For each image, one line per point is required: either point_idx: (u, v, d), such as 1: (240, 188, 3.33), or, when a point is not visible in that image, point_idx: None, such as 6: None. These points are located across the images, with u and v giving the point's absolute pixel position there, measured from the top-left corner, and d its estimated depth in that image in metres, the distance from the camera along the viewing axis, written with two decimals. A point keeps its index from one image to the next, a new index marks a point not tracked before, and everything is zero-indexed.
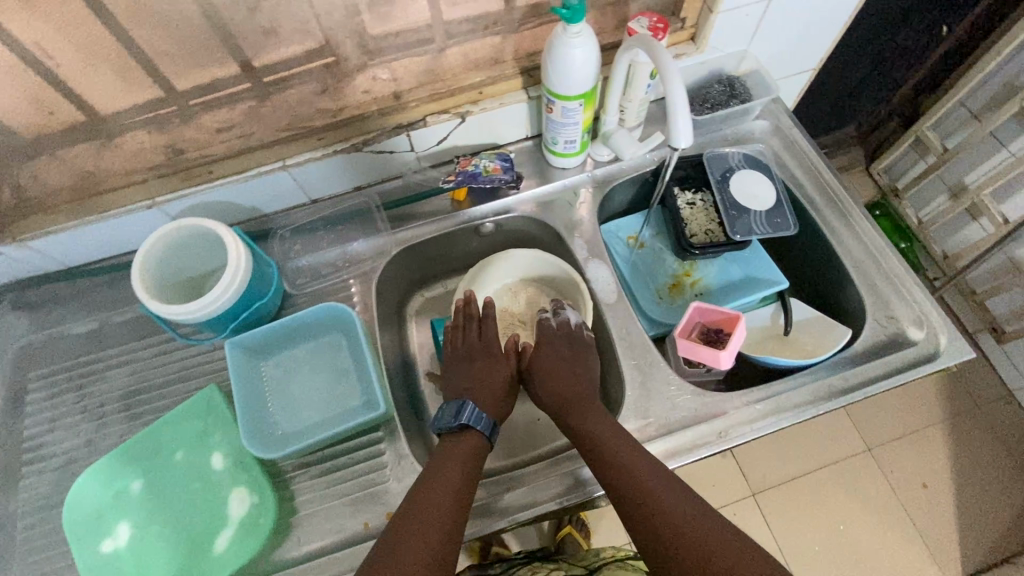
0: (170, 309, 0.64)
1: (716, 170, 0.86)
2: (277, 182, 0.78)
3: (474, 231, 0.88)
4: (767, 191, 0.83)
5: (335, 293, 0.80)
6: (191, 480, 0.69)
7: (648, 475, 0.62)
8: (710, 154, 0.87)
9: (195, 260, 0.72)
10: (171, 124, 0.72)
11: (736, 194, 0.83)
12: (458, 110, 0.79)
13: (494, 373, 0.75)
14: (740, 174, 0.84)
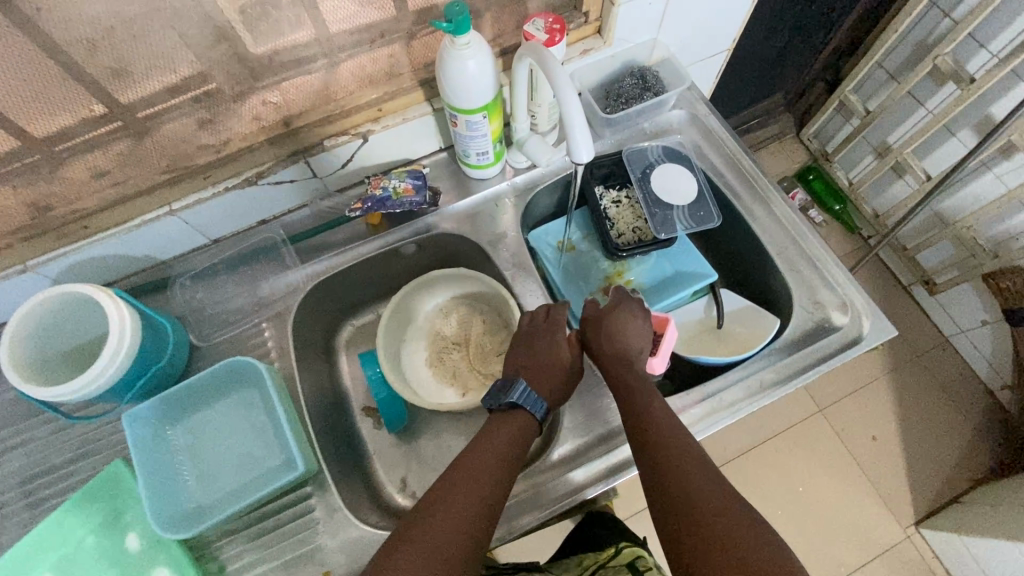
0: (49, 392, 0.58)
1: (637, 167, 0.84)
2: (166, 228, 0.72)
3: (394, 255, 0.83)
4: (686, 185, 0.82)
5: (249, 340, 0.75)
6: (109, 566, 0.64)
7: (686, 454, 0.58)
8: (629, 150, 0.85)
9: (76, 328, 0.65)
10: (33, 178, 0.62)
11: (657, 191, 0.82)
12: (357, 130, 0.74)
13: (556, 355, 0.71)
14: (660, 169, 0.83)
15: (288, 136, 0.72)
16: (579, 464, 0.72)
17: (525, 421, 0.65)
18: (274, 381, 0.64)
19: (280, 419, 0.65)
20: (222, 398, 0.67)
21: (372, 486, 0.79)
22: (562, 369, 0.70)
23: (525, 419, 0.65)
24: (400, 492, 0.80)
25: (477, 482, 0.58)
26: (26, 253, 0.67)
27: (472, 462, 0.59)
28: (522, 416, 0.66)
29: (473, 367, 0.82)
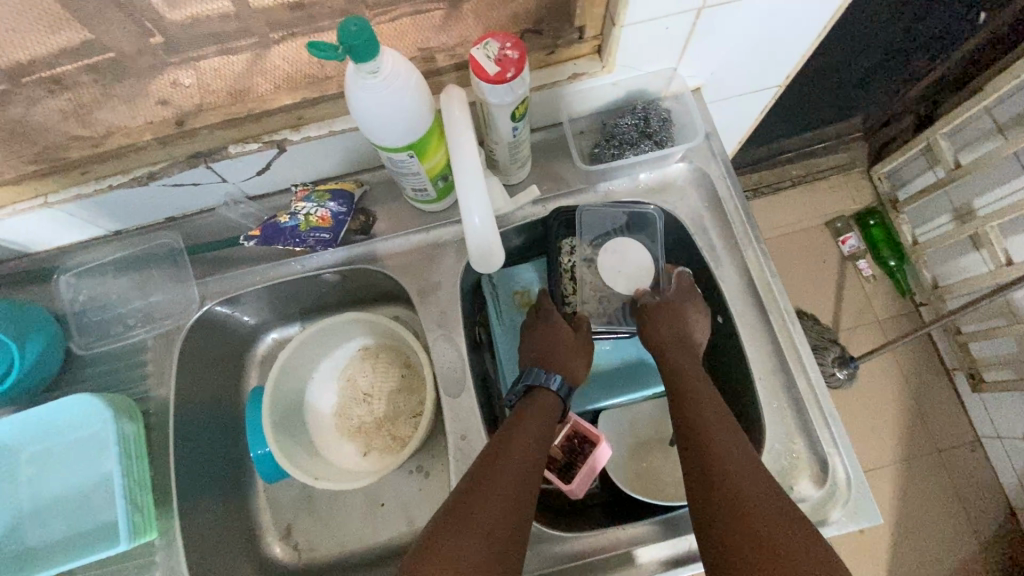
0: None
1: (594, 233, 0.70)
2: (45, 220, 0.62)
3: (315, 281, 0.71)
4: (642, 273, 0.68)
5: (128, 356, 0.67)
6: None
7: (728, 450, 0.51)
8: (587, 210, 0.68)
9: None
10: None
11: (606, 274, 0.69)
12: (270, 138, 0.61)
13: (561, 340, 0.65)
14: (614, 244, 0.68)
15: (181, 137, 0.59)
16: (658, 542, 0.57)
17: (554, 402, 0.61)
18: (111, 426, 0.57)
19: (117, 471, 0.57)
20: (58, 433, 0.59)
21: (249, 530, 0.72)
22: (572, 343, 0.65)
23: (547, 398, 0.61)
24: (281, 540, 0.73)
25: (526, 449, 0.54)
26: None
27: (518, 434, 0.55)
28: (551, 399, 0.61)
29: (381, 424, 0.72)
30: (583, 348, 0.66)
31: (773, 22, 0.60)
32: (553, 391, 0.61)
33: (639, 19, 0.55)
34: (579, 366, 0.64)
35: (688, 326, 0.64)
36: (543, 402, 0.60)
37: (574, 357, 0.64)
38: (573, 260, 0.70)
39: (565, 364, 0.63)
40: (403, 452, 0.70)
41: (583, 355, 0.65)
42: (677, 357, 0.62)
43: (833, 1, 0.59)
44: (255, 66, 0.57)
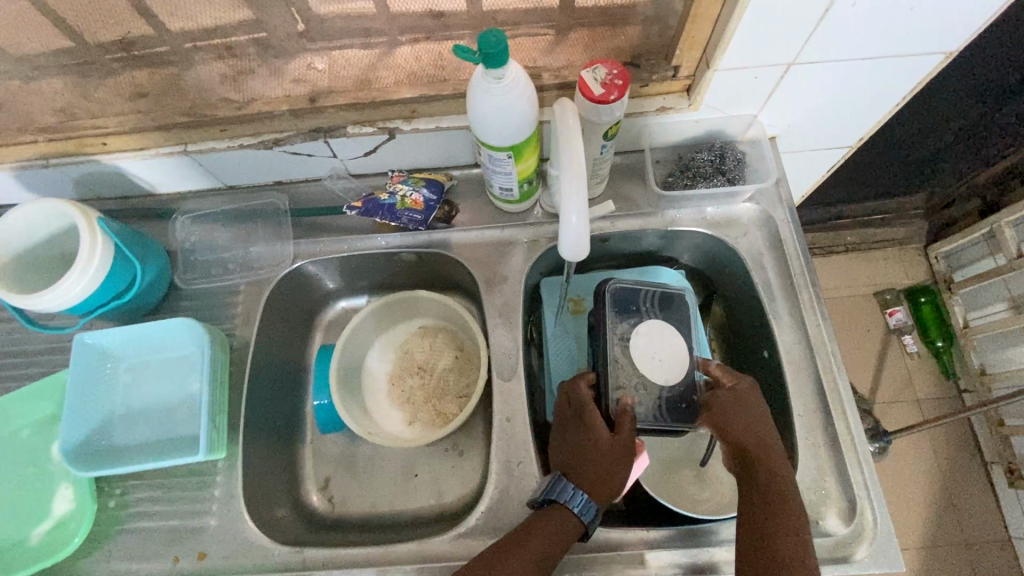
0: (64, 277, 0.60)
1: (623, 314, 0.66)
2: (182, 165, 0.72)
3: (392, 259, 0.78)
4: (678, 360, 0.64)
5: (223, 296, 0.74)
6: (27, 466, 0.67)
7: (785, 534, 0.52)
8: (618, 286, 0.67)
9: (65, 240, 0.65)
10: (89, 79, 0.67)
11: (637, 359, 0.64)
12: (385, 125, 0.69)
13: (603, 445, 0.59)
14: (646, 325, 0.65)
15: (310, 112, 0.67)
16: (678, 547, 0.60)
17: (573, 525, 0.57)
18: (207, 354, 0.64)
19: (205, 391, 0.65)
20: (161, 350, 0.67)
21: (293, 475, 0.77)
22: (613, 451, 0.58)
23: (564, 517, 0.57)
24: (319, 490, 0.78)
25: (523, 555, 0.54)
26: (48, 151, 0.69)
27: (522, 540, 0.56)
28: (569, 520, 0.57)
29: (428, 399, 0.77)
30: (627, 457, 0.59)
31: (856, 86, 0.65)
32: (574, 513, 0.57)
33: (733, 64, 0.61)
34: (615, 479, 0.58)
35: (756, 423, 0.60)
36: (561, 523, 0.56)
37: (610, 470, 0.58)
38: (611, 340, 0.65)
39: (596, 480, 0.58)
40: (445, 427, 0.74)
41: (626, 464, 0.58)
42: (768, 461, 0.57)
43: (917, 74, 0.64)
44: (381, 61, 0.67)
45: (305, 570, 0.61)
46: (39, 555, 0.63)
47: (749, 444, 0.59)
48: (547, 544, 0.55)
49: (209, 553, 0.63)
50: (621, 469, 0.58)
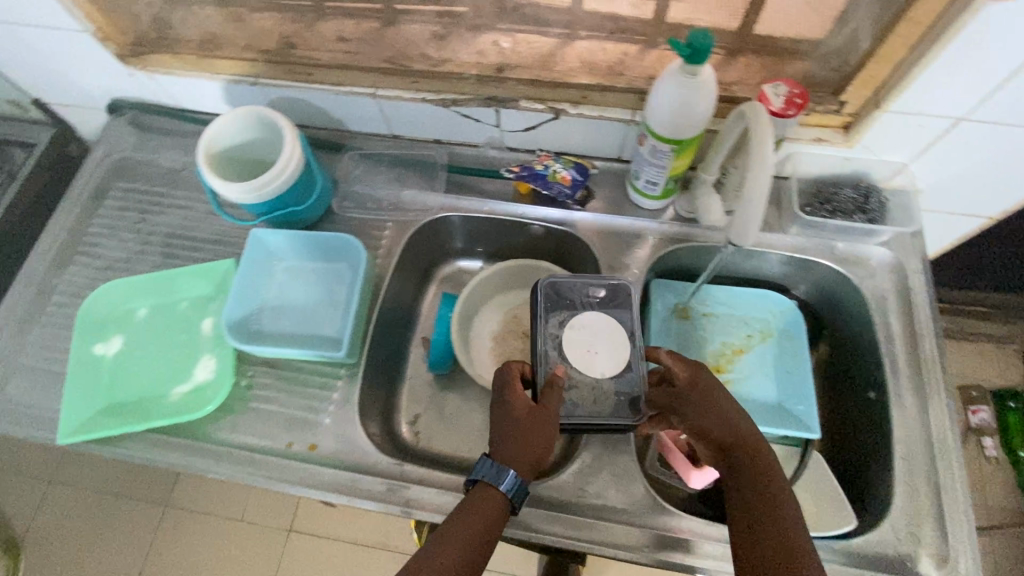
0: (268, 177, 0.69)
1: (558, 306, 0.67)
2: (364, 105, 0.80)
3: (522, 229, 0.84)
4: (616, 351, 0.65)
5: (371, 228, 0.83)
6: (178, 333, 0.76)
7: (784, 521, 0.54)
8: (551, 282, 0.68)
9: (261, 146, 0.74)
10: (308, 18, 0.79)
11: (570, 353, 0.65)
12: (554, 105, 0.74)
13: (534, 426, 0.60)
14: (581, 319, 0.66)
15: (495, 80, 0.75)
16: None
17: (500, 500, 0.58)
18: (363, 270, 0.72)
19: (352, 302, 0.73)
20: (320, 259, 0.76)
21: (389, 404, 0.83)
22: (543, 431, 0.60)
23: (490, 494, 0.58)
24: (407, 424, 0.83)
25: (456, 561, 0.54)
26: (262, 72, 0.78)
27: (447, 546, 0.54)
28: (494, 496, 0.58)
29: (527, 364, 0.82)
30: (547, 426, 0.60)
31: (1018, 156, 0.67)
32: (497, 489, 0.58)
33: (906, 109, 0.64)
34: (539, 446, 0.60)
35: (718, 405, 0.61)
36: (486, 499, 0.58)
37: (535, 436, 0.60)
38: (546, 340, 0.65)
39: (523, 450, 0.60)
40: None
41: (545, 432, 0.60)
42: (752, 457, 0.58)
43: None
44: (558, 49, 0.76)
45: (405, 482, 0.67)
46: (176, 411, 0.70)
47: (721, 436, 0.60)
48: (480, 526, 0.56)
49: (320, 445, 0.69)
50: (546, 437, 0.60)
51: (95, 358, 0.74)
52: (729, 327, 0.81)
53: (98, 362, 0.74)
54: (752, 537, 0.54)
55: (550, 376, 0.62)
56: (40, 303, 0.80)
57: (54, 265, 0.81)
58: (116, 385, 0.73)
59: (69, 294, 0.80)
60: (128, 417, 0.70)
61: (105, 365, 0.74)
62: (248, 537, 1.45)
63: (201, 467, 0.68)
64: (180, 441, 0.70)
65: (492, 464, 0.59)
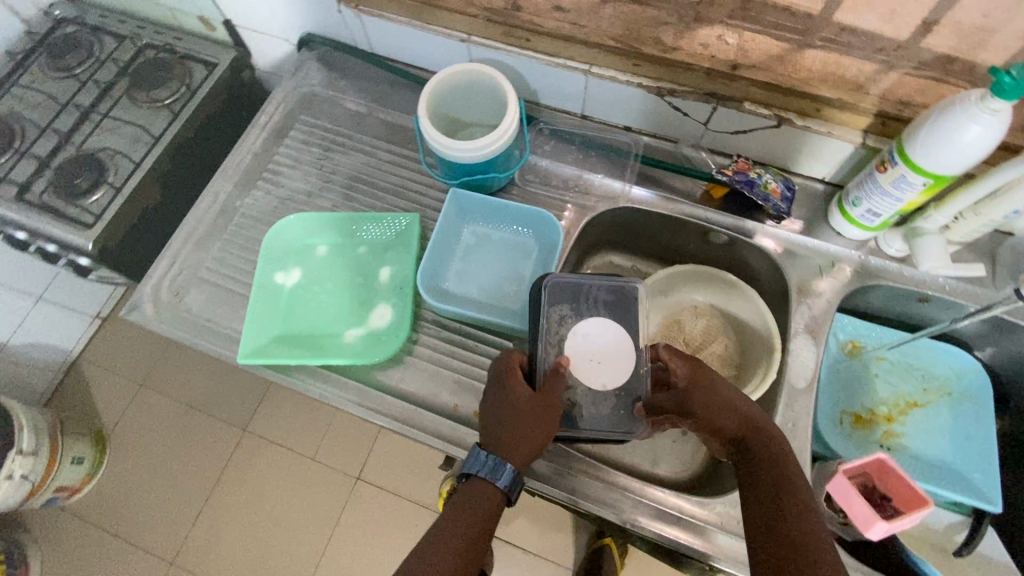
0: (474, 143, 0.70)
1: (563, 306, 0.66)
2: (571, 80, 0.78)
3: (702, 235, 0.81)
4: (618, 357, 0.64)
5: (552, 206, 0.81)
6: (356, 276, 0.77)
7: (796, 501, 0.52)
8: (554, 280, 0.66)
9: (480, 101, 0.76)
10: None
11: (574, 356, 0.64)
12: (780, 112, 0.72)
13: (535, 429, 0.58)
14: (585, 323, 0.65)
15: (725, 77, 0.71)
16: None
17: (496, 494, 0.57)
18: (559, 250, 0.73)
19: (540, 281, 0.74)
20: (508, 231, 0.79)
21: None
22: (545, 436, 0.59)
23: (485, 487, 0.57)
24: None
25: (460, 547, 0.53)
26: (477, 30, 0.78)
27: (445, 546, 0.53)
28: (489, 488, 0.57)
29: None
30: (543, 419, 0.59)
31: None
32: (495, 484, 0.57)
33: None
34: (539, 438, 0.58)
35: (730, 400, 0.59)
36: (484, 492, 0.56)
37: (533, 430, 0.58)
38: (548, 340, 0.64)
39: (517, 443, 0.58)
40: None
41: (544, 424, 0.59)
42: (759, 441, 0.57)
43: None
44: (788, 56, 0.68)
45: None
46: (350, 352, 0.71)
47: (731, 427, 0.58)
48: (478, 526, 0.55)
49: None
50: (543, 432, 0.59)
51: (275, 286, 0.75)
52: (903, 378, 0.77)
53: (277, 289, 0.75)
54: (759, 517, 0.53)
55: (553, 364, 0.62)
56: (222, 221, 0.81)
57: (240, 186, 0.83)
58: (290, 315, 0.74)
59: (250, 217, 0.81)
60: (303, 349, 0.71)
61: (282, 293, 0.75)
62: (316, 478, 1.47)
63: (367, 412, 0.68)
64: (350, 382, 0.70)
65: (488, 458, 0.57)
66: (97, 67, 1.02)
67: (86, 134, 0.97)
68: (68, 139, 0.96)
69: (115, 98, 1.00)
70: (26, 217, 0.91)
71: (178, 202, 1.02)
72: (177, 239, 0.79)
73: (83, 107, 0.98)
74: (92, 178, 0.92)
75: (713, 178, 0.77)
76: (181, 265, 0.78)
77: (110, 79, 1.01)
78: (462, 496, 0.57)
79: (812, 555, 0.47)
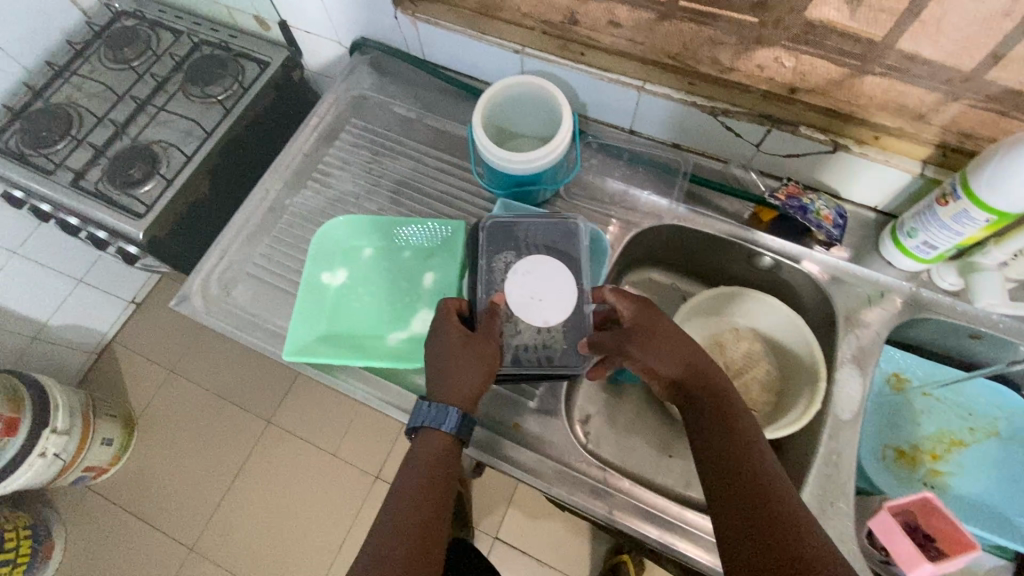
0: (527, 156, 0.70)
1: (504, 250, 0.69)
2: (623, 96, 0.79)
3: (748, 257, 0.80)
4: (555, 293, 0.66)
5: (596, 220, 0.81)
6: (400, 280, 0.77)
7: (745, 444, 0.55)
8: (493, 224, 0.70)
9: (534, 111, 0.76)
10: None
11: (513, 296, 0.66)
12: (835, 138, 0.71)
13: (470, 366, 0.61)
14: (523, 265, 0.67)
15: (782, 100, 0.70)
16: None
17: (444, 437, 0.59)
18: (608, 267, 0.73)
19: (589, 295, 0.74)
20: None
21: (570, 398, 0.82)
22: (484, 371, 0.61)
23: (435, 435, 0.59)
24: (579, 422, 0.79)
25: (420, 491, 0.57)
26: (532, 42, 0.78)
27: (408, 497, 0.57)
28: (436, 434, 0.59)
29: None
30: (479, 356, 0.61)
31: None
32: (439, 429, 0.59)
33: None
34: (477, 376, 0.61)
35: (672, 339, 0.61)
36: (435, 439, 0.59)
37: (472, 367, 0.61)
38: (488, 280, 0.67)
39: (456, 382, 0.61)
40: None
41: (480, 358, 0.61)
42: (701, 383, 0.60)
43: None
44: (846, 81, 0.68)
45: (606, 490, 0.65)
46: (393, 355, 0.72)
47: (676, 372, 0.60)
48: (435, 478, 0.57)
49: (524, 425, 0.71)
50: (482, 370, 0.61)
51: (321, 285, 0.76)
52: (951, 415, 0.75)
53: (322, 289, 0.76)
54: (710, 462, 0.56)
55: (489, 303, 0.65)
56: (271, 219, 0.82)
57: (290, 185, 0.85)
58: (335, 315, 0.75)
59: (299, 217, 0.83)
60: (346, 350, 0.72)
61: (328, 293, 0.76)
62: (336, 474, 1.48)
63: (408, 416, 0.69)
64: (392, 385, 0.71)
65: (430, 407, 0.59)
66: (153, 61, 1.05)
67: (141, 126, 1.00)
68: (123, 129, 0.99)
69: (170, 92, 1.03)
70: (81, 204, 0.93)
71: (226, 196, 1.05)
72: (227, 234, 0.81)
73: (139, 99, 1.01)
74: (145, 169, 0.95)
75: (763, 202, 0.77)
76: (230, 260, 0.80)
77: (167, 73, 1.03)
78: (416, 446, 0.60)
79: (760, 493, 0.51)
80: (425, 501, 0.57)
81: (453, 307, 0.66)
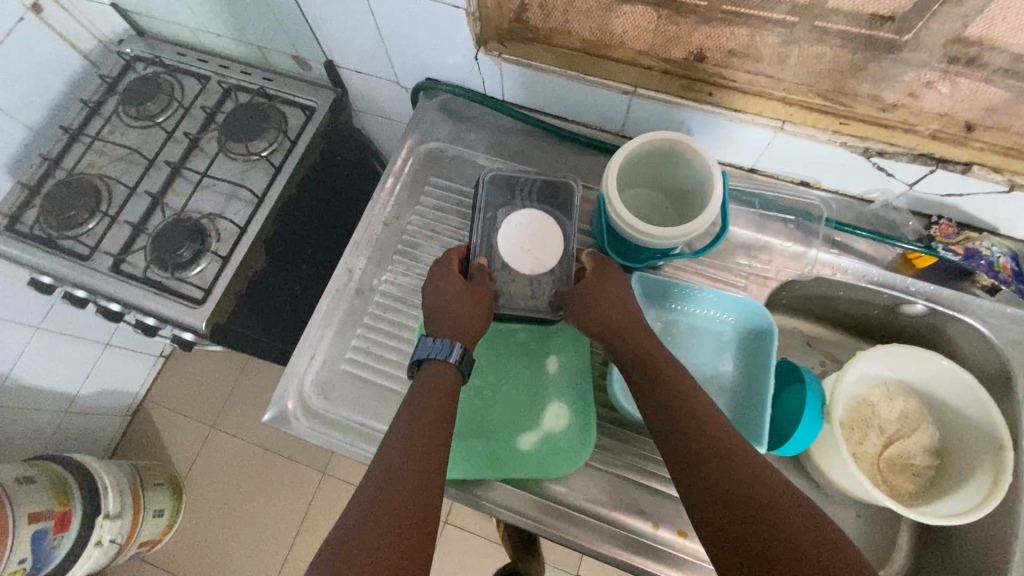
0: (668, 232, 0.61)
1: (501, 201, 0.67)
2: (755, 136, 0.69)
3: (894, 307, 0.74)
4: (548, 245, 0.65)
5: (727, 278, 0.73)
6: (521, 367, 0.69)
7: (720, 430, 0.51)
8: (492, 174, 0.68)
9: (667, 168, 0.67)
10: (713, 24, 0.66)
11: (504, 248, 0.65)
12: (1011, 178, 0.61)
13: (469, 308, 0.62)
14: (518, 214, 0.66)
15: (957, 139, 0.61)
16: None
17: (449, 373, 0.59)
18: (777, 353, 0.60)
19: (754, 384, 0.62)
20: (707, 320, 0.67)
21: None
22: (481, 311, 0.62)
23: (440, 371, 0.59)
24: None
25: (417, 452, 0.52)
26: (648, 83, 0.67)
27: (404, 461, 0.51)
28: (443, 370, 0.59)
29: (881, 469, 0.72)
30: (479, 303, 0.63)
31: None
32: (447, 362, 0.59)
33: None
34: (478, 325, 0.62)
35: (623, 296, 0.64)
36: (438, 375, 0.59)
37: (473, 314, 0.62)
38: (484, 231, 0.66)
39: (458, 325, 0.61)
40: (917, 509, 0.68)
41: (479, 304, 0.62)
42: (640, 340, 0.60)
43: None
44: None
45: None
46: (531, 462, 0.64)
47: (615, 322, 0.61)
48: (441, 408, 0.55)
49: (689, 534, 0.61)
50: (480, 311, 0.62)
51: None
52: None
53: None
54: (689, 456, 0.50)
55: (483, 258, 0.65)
56: (360, 304, 0.73)
57: (375, 263, 0.75)
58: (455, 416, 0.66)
59: (391, 300, 0.73)
60: (477, 461, 0.64)
61: None
62: None
63: (558, 534, 0.61)
64: (536, 499, 0.63)
65: (434, 340, 0.59)
66: (181, 117, 0.92)
67: (181, 196, 0.88)
68: (161, 200, 0.87)
69: (207, 152, 0.91)
70: (126, 293, 0.82)
71: (285, 263, 0.95)
72: (316, 329, 0.71)
73: (173, 163, 0.89)
74: (195, 247, 0.83)
75: (925, 252, 0.69)
76: (323, 358, 0.70)
77: (199, 130, 0.91)
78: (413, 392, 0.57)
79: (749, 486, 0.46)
80: (421, 465, 0.51)
81: (455, 255, 0.68)
